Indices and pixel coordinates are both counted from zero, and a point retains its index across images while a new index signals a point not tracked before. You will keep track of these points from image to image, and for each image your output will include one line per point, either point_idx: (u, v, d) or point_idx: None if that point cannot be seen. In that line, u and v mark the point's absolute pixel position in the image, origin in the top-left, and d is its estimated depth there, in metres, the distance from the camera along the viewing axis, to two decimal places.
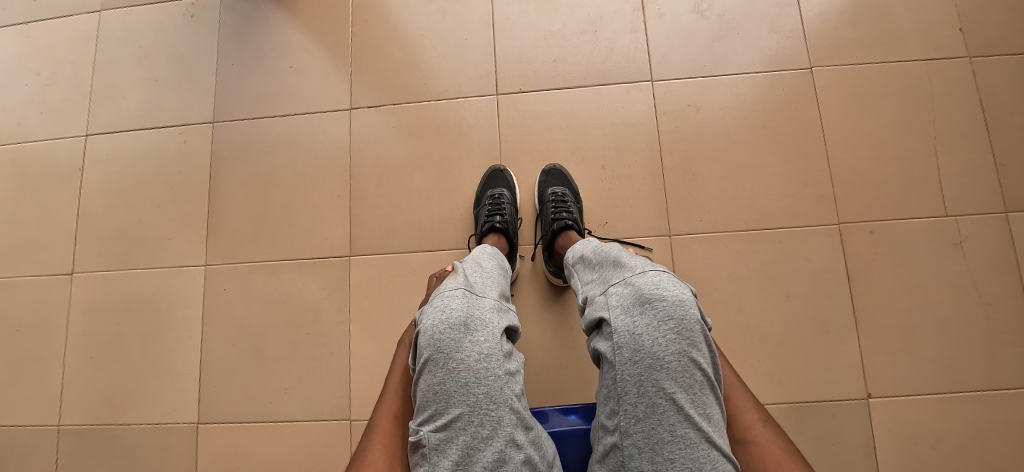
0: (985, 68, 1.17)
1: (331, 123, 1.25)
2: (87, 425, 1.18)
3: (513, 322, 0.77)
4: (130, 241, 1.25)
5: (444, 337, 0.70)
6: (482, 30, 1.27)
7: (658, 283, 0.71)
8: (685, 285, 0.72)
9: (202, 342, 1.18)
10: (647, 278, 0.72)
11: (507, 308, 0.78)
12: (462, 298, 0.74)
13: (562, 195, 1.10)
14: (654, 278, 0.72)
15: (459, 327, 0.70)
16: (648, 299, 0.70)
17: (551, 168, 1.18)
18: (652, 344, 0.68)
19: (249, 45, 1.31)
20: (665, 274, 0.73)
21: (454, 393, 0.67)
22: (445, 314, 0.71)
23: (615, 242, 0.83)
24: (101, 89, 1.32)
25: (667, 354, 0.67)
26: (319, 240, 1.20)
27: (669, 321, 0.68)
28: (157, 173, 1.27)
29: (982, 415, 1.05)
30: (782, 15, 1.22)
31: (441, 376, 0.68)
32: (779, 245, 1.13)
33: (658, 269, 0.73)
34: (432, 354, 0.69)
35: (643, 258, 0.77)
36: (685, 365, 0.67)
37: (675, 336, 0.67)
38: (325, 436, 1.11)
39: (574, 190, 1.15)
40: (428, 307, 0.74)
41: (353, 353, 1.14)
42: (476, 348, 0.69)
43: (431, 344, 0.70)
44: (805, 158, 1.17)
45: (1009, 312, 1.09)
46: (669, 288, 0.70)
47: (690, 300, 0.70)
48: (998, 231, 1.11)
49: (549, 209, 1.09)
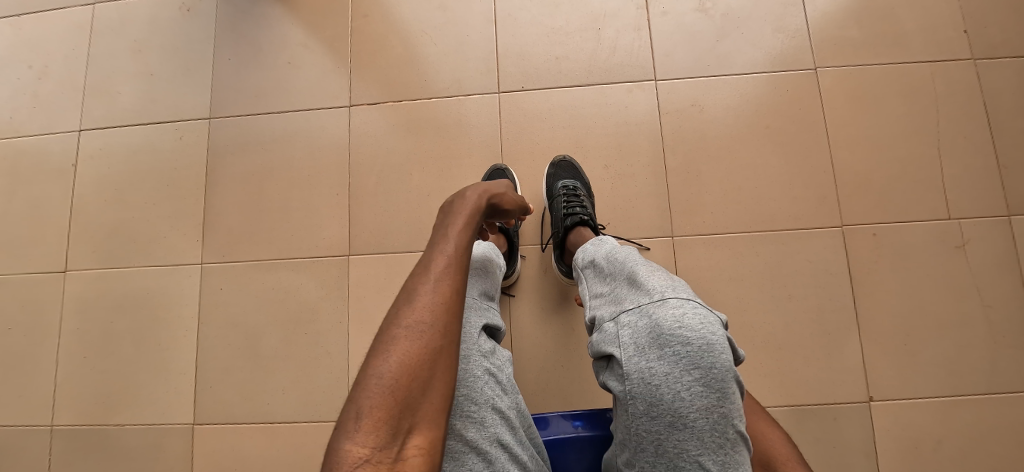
0: (989, 70, 1.17)
1: (329, 120, 1.23)
2: (80, 424, 1.16)
3: (492, 319, 0.76)
4: (124, 239, 1.23)
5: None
6: (483, 27, 1.25)
7: (680, 320, 0.60)
8: (715, 323, 0.60)
9: (198, 341, 1.17)
10: (666, 313, 0.61)
11: (487, 307, 0.77)
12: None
13: (574, 189, 1.08)
14: (675, 313, 0.61)
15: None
16: (665, 340, 0.60)
17: (561, 160, 1.16)
18: (672, 398, 0.58)
19: (246, 39, 1.29)
20: (690, 308, 0.61)
21: None
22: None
23: (634, 256, 0.72)
24: (94, 83, 1.29)
25: (692, 412, 0.57)
26: (317, 238, 1.18)
27: (693, 371, 0.58)
28: (152, 169, 1.25)
29: (983, 418, 1.05)
30: (787, 14, 1.21)
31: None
32: (782, 246, 1.13)
33: (681, 300, 0.62)
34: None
35: (667, 282, 0.66)
36: (714, 422, 0.57)
37: (702, 390, 0.58)
38: (322, 437, 1.09)
39: (586, 183, 1.14)
40: None
41: (351, 353, 1.12)
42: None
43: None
44: (809, 159, 1.16)
45: (1010, 316, 1.09)
46: (693, 328, 0.59)
47: (721, 340, 0.59)
48: (999, 234, 1.11)
49: (561, 204, 1.07)
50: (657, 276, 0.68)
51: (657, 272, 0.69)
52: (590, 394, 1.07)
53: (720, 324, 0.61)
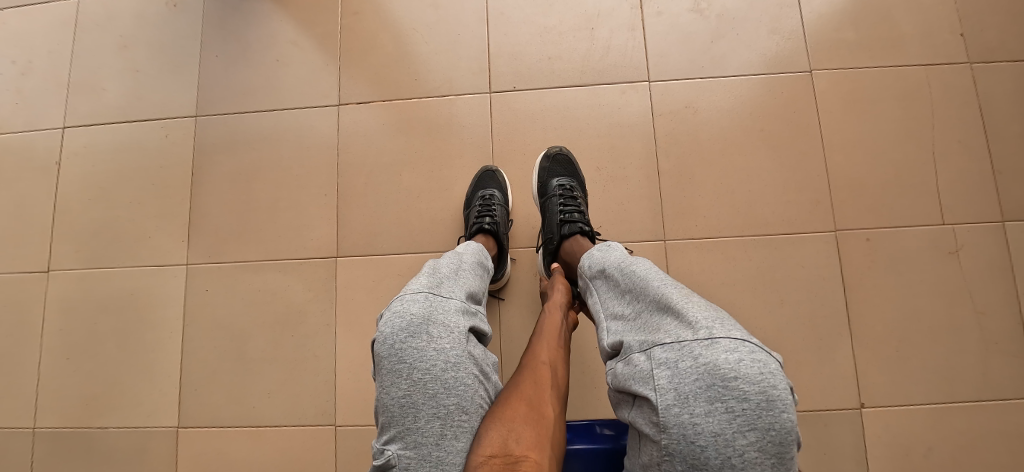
0: (985, 75, 1.15)
1: (317, 119, 1.21)
2: (63, 427, 1.14)
3: (479, 324, 0.75)
4: (108, 238, 1.21)
5: (404, 346, 0.66)
6: (474, 25, 1.23)
7: (734, 369, 0.53)
8: (778, 374, 0.53)
9: (183, 343, 1.15)
10: (719, 358, 0.53)
11: (474, 312, 0.76)
12: (423, 301, 0.70)
13: (570, 190, 1.06)
14: (729, 359, 0.53)
15: (420, 334, 0.67)
16: (716, 391, 0.52)
17: (557, 153, 1.12)
18: (721, 463, 0.51)
19: (234, 35, 1.27)
20: (747, 353, 0.54)
21: (422, 405, 0.63)
22: (404, 320, 0.67)
23: (670, 279, 0.64)
24: (79, 79, 1.27)
25: None
26: (305, 239, 1.16)
27: (749, 432, 0.51)
28: (137, 167, 1.23)
29: (974, 425, 1.05)
30: (782, 16, 1.20)
31: (406, 388, 0.64)
32: (775, 251, 1.12)
33: (735, 345, 0.54)
34: (394, 365, 0.65)
35: (713, 315, 0.58)
36: None
37: (757, 455, 0.50)
38: (309, 441, 1.08)
39: (581, 181, 1.11)
40: (387, 312, 0.70)
41: (339, 356, 1.11)
42: (441, 357, 0.66)
43: (392, 354, 0.66)
44: (803, 162, 1.15)
45: (1002, 322, 1.08)
46: (751, 379, 0.52)
47: (783, 396, 0.52)
48: (993, 239, 1.10)
49: (557, 205, 1.04)
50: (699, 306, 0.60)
51: (698, 301, 0.61)
52: (580, 399, 1.06)
53: (781, 375, 0.53)
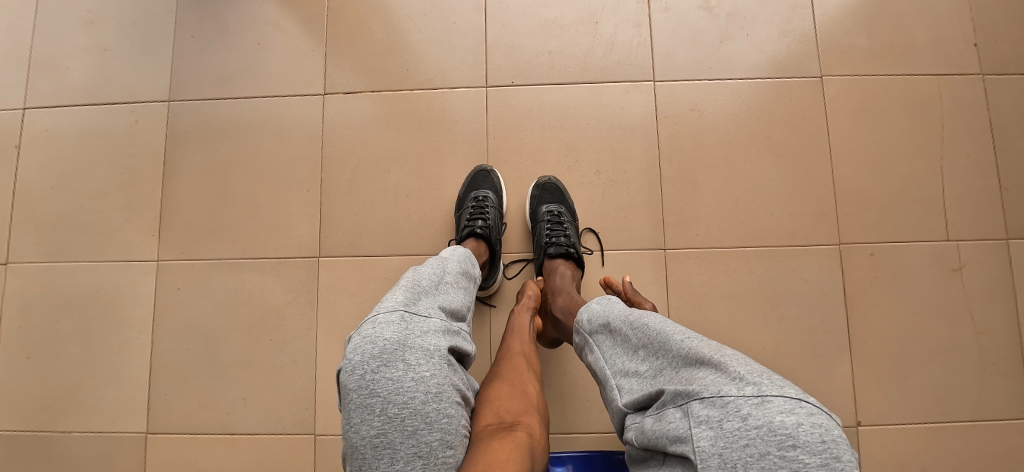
0: (998, 87, 1.12)
1: (299, 108, 1.14)
2: (21, 430, 1.07)
3: (461, 344, 0.70)
4: (72, 230, 1.13)
5: (378, 377, 0.60)
6: (471, 14, 1.16)
7: (792, 434, 0.47)
8: (842, 444, 0.47)
9: (152, 344, 1.08)
10: (771, 419, 0.48)
11: (456, 330, 0.71)
12: (398, 324, 0.65)
13: (557, 219, 1.04)
14: (784, 424, 0.47)
15: (395, 362, 0.61)
16: (769, 457, 0.46)
17: (547, 182, 1.09)
18: None
19: (211, 15, 1.18)
20: (806, 417, 0.48)
21: (399, 445, 0.58)
22: (376, 347, 0.62)
23: (697, 332, 0.59)
24: (40, 58, 1.17)
25: None
26: (286, 237, 1.10)
27: None
28: (105, 155, 1.14)
29: (968, 446, 1.03)
30: (794, 18, 1.14)
31: (380, 426, 0.59)
32: (776, 264, 1.08)
33: (790, 405, 0.48)
34: (364, 400, 0.60)
35: (758, 371, 0.52)
36: None
37: None
38: (285, 450, 1.03)
39: (571, 205, 1.08)
40: (357, 337, 0.64)
41: (318, 361, 1.05)
42: (420, 387, 0.61)
43: (361, 387, 0.60)
44: (809, 173, 1.11)
45: (1002, 342, 1.06)
46: (811, 449, 0.46)
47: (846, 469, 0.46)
48: (997, 257, 1.08)
49: (544, 230, 1.04)
50: (742, 360, 0.54)
51: (737, 355, 0.55)
52: (567, 413, 1.02)
53: (846, 444, 0.47)
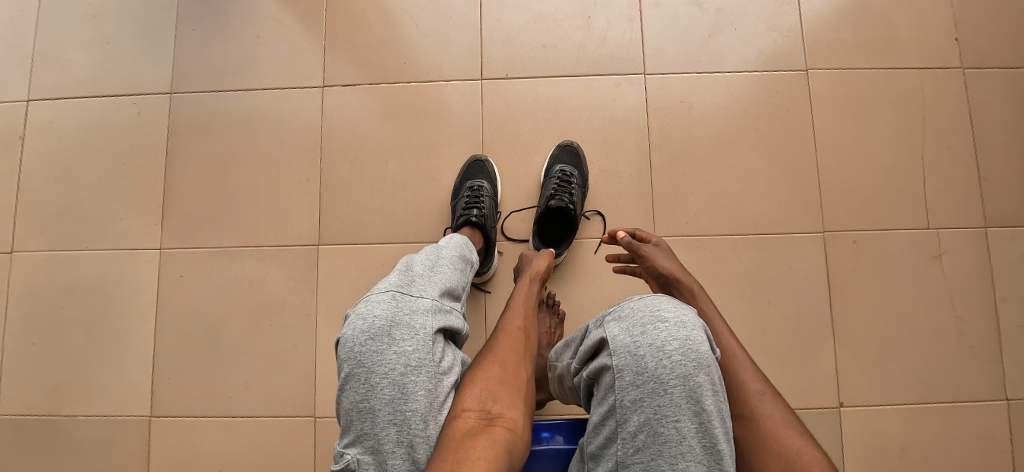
0: (978, 81, 1.16)
1: (299, 100, 1.16)
2: (26, 415, 1.10)
3: (451, 323, 0.72)
4: (76, 219, 1.15)
5: (365, 349, 0.64)
6: (468, 9, 1.18)
7: (658, 304, 0.63)
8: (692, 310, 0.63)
9: (155, 331, 1.11)
10: (644, 298, 0.64)
11: (447, 310, 0.73)
12: (388, 302, 0.68)
13: (567, 178, 1.07)
14: (653, 300, 0.64)
15: (381, 336, 0.64)
16: (643, 316, 0.61)
17: (565, 146, 1.13)
18: (655, 365, 0.57)
19: (212, 8, 1.20)
20: (667, 297, 0.64)
21: (379, 412, 0.62)
22: (366, 323, 0.65)
23: None
24: (42, 50, 1.19)
25: (670, 377, 0.56)
26: (286, 226, 1.12)
27: (673, 340, 0.58)
28: (108, 146, 1.17)
29: (946, 426, 1.07)
30: (781, 13, 1.18)
31: (363, 393, 0.62)
32: (763, 251, 1.11)
33: (657, 293, 0.66)
34: (352, 369, 0.63)
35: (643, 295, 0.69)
36: (693, 390, 0.56)
37: (682, 357, 0.57)
38: (286, 433, 1.06)
39: (584, 173, 1.12)
40: (351, 313, 0.68)
41: (318, 346, 1.08)
42: (402, 360, 0.63)
43: (350, 358, 0.64)
44: (794, 163, 1.14)
45: (980, 326, 1.10)
46: (670, 309, 0.62)
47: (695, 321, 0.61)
48: (975, 245, 1.12)
49: (551, 185, 1.07)
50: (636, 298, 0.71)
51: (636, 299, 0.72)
52: None
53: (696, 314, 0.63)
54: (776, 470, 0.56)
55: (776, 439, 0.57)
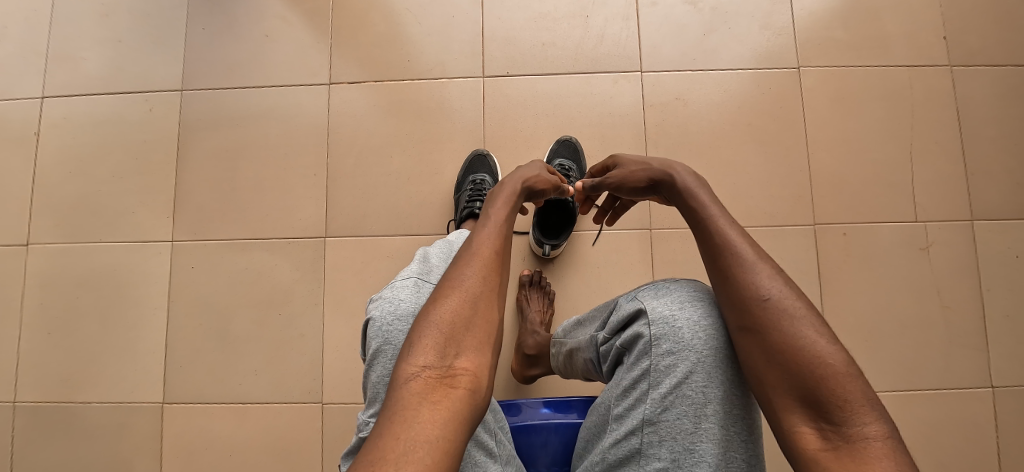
0: (965, 78, 1.19)
1: (306, 97, 1.20)
2: (42, 402, 1.13)
3: None
4: (90, 212, 1.19)
5: (392, 328, 0.65)
6: (470, 8, 1.22)
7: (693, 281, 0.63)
8: None
9: (167, 320, 1.14)
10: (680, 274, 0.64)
11: None
12: (413, 287, 0.69)
13: (566, 171, 1.09)
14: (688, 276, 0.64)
15: (406, 317, 0.66)
16: (678, 290, 0.62)
17: (565, 141, 1.15)
18: (690, 336, 0.58)
19: (220, 7, 1.24)
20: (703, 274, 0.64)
21: None
22: (393, 304, 0.67)
23: None
24: (55, 48, 1.23)
25: (705, 348, 0.57)
26: (293, 219, 1.16)
27: (709, 315, 0.58)
28: (120, 142, 1.20)
29: (933, 412, 1.11)
30: (774, 12, 1.21)
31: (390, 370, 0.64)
32: (755, 243, 1.15)
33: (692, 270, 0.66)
34: (379, 348, 0.65)
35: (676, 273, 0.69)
36: (725, 362, 0.57)
37: (716, 330, 0.57)
38: (294, 419, 1.09)
39: (584, 167, 1.14)
40: (378, 296, 0.70)
41: (325, 335, 1.11)
42: None
43: (378, 337, 0.65)
44: (786, 158, 1.18)
45: (966, 316, 1.14)
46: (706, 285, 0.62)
47: None
48: (962, 237, 1.15)
49: None
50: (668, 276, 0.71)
51: None
52: (557, 381, 1.11)
53: None
54: (791, 387, 0.49)
55: (796, 353, 0.49)
